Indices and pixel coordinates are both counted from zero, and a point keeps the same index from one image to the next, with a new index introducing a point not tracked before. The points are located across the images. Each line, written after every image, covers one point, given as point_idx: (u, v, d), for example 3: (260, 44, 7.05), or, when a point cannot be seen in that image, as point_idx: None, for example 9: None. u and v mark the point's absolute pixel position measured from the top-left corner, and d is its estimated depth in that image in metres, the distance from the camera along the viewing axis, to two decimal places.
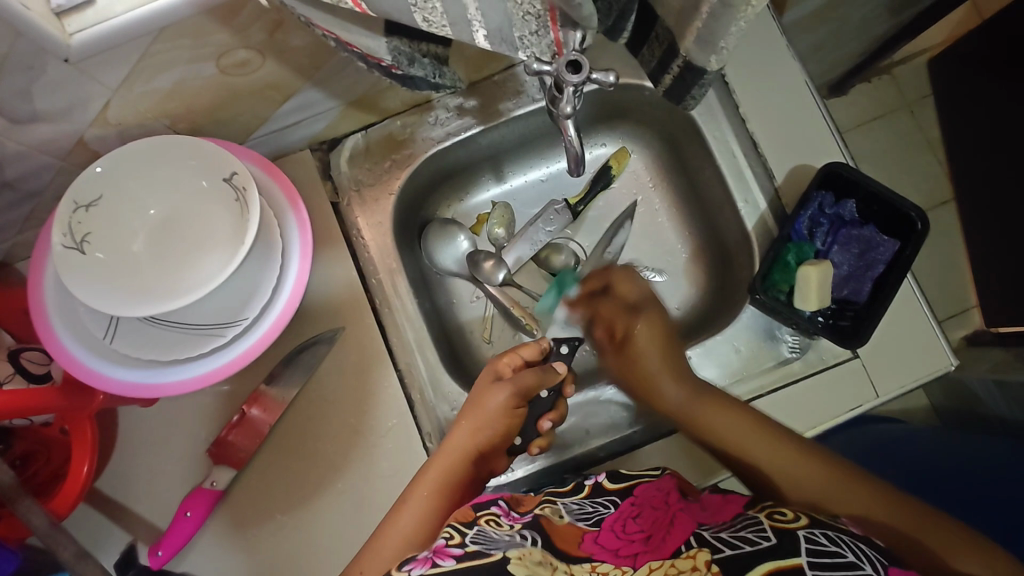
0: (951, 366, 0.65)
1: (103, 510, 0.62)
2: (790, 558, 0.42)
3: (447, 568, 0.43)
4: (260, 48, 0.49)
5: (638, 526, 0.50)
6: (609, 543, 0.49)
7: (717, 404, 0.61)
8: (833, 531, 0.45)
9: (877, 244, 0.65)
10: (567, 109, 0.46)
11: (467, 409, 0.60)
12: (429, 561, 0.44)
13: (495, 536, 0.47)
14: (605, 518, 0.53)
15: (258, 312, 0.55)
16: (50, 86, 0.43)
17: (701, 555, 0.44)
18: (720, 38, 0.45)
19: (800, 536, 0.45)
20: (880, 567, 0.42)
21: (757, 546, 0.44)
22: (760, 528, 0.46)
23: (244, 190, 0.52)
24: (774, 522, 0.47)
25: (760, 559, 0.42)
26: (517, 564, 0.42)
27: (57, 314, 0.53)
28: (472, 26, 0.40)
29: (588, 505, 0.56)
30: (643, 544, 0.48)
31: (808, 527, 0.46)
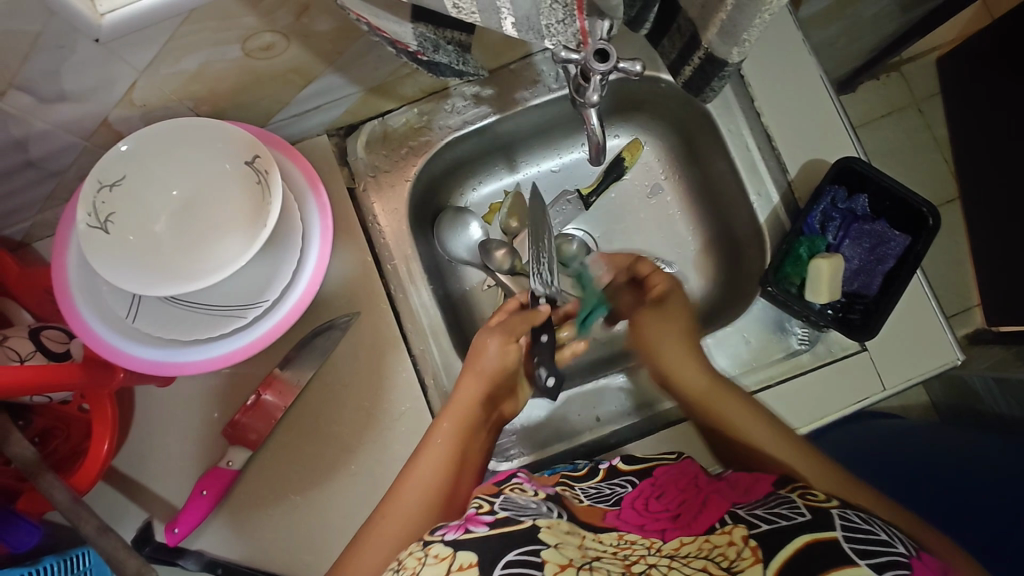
0: (958, 361, 0.66)
1: (119, 488, 0.63)
2: (826, 532, 0.43)
3: (477, 535, 0.45)
4: (285, 32, 0.49)
5: (663, 505, 0.52)
6: (633, 518, 0.50)
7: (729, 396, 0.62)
8: (866, 514, 0.46)
9: (889, 239, 0.65)
10: (592, 98, 0.47)
11: (470, 371, 0.63)
12: (461, 527, 0.47)
13: (522, 503, 0.50)
14: (624, 497, 0.54)
15: (279, 294, 0.55)
16: (79, 66, 0.44)
17: (738, 531, 0.44)
18: (744, 29, 0.45)
19: (833, 514, 0.45)
20: (911, 548, 0.43)
21: (793, 521, 0.44)
22: (795, 505, 0.46)
23: (265, 172, 0.53)
24: (807, 500, 0.47)
25: (796, 534, 0.43)
26: (548, 533, 0.45)
27: (80, 292, 0.54)
28: (501, 14, 0.40)
29: (605, 487, 0.57)
30: (670, 522, 0.49)
31: (841, 508, 0.46)
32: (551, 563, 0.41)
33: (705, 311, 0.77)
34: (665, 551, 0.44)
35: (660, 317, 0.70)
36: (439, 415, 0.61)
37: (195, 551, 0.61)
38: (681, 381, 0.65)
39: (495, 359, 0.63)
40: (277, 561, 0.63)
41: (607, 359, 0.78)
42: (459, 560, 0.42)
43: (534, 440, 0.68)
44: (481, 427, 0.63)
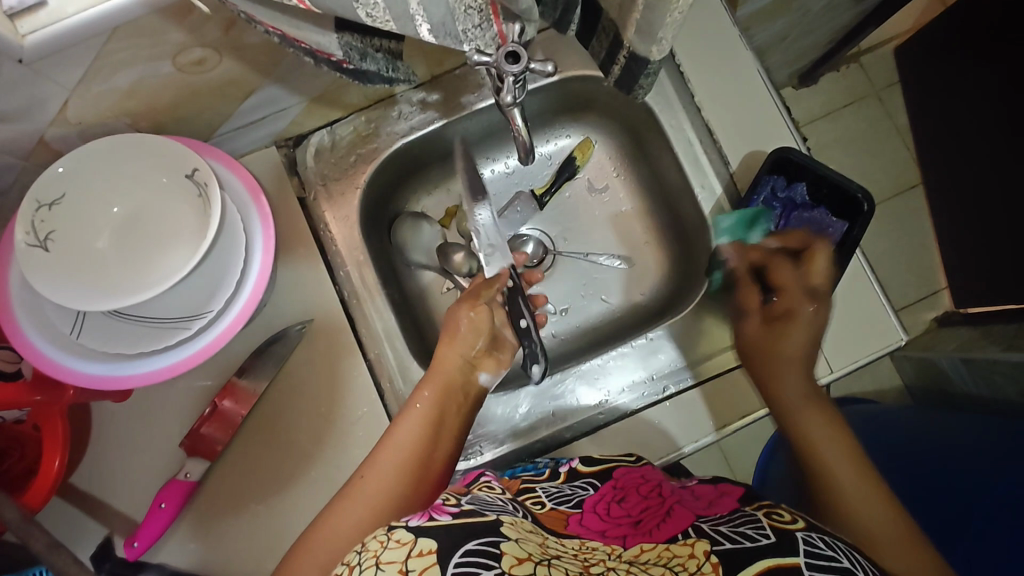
0: (901, 342, 0.68)
1: (78, 505, 0.63)
2: (789, 557, 0.43)
3: (442, 523, 0.44)
4: (216, 47, 0.50)
5: (625, 513, 0.54)
6: (595, 525, 0.53)
7: (814, 413, 0.61)
8: (828, 537, 0.46)
9: (827, 226, 0.68)
10: (509, 99, 0.49)
11: (433, 371, 0.64)
12: (425, 515, 0.46)
13: (489, 501, 0.50)
14: (585, 500, 0.56)
15: (224, 304, 0.55)
16: (5, 87, 0.44)
17: (700, 545, 0.46)
18: (658, 28, 0.47)
19: (797, 536, 0.46)
20: (870, 575, 0.43)
21: (758, 542, 0.45)
22: (759, 526, 0.47)
23: (205, 185, 0.54)
24: (773, 521, 0.48)
25: (754, 559, 0.43)
26: (510, 528, 0.46)
27: (22, 309, 0.53)
28: (415, 22, 0.41)
29: (567, 488, 0.59)
30: (631, 528, 0.52)
31: (807, 531, 0.47)
32: (509, 557, 0.41)
33: (659, 303, 0.78)
34: (624, 556, 0.46)
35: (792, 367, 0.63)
36: (423, 386, 0.62)
37: (156, 565, 0.62)
38: (781, 393, 0.63)
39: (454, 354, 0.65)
40: (239, 571, 0.63)
41: (565, 354, 0.79)
42: (420, 547, 0.41)
43: (492, 439, 0.69)
44: (462, 404, 0.63)
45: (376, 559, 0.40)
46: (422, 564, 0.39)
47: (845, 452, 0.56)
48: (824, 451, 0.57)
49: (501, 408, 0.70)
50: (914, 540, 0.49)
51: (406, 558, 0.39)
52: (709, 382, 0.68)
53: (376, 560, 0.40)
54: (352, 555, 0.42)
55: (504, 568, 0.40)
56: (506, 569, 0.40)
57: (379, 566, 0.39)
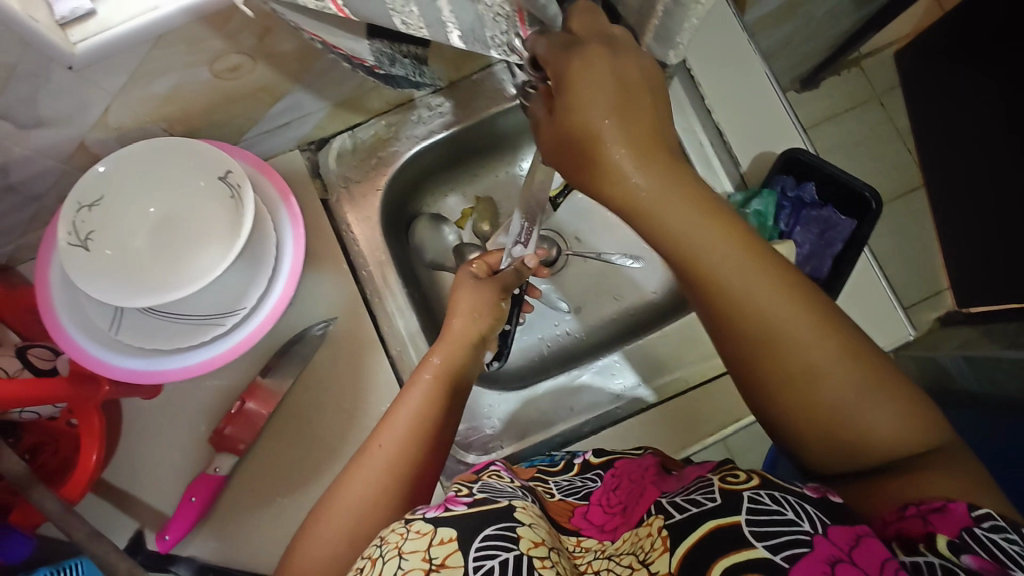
0: (910, 337, 0.69)
1: (110, 499, 0.65)
2: (730, 516, 0.40)
3: (459, 513, 0.45)
4: (251, 53, 0.52)
5: (616, 500, 0.53)
6: (597, 518, 0.51)
7: (722, 233, 0.43)
8: (778, 490, 0.41)
9: (835, 223, 0.70)
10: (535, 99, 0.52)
11: (441, 340, 0.62)
12: (441, 507, 0.46)
13: (498, 488, 0.50)
14: (593, 492, 0.56)
15: (256, 301, 0.57)
16: (54, 93, 0.46)
17: (657, 521, 0.43)
18: (675, 34, 0.49)
19: (745, 496, 0.41)
20: (822, 526, 0.38)
21: (701, 507, 0.41)
22: (709, 488, 0.43)
23: (238, 187, 0.56)
24: (724, 483, 0.43)
25: (699, 521, 0.40)
26: (523, 513, 0.45)
27: (64, 308, 0.55)
28: (447, 28, 0.44)
29: (578, 480, 0.59)
30: (620, 517, 0.50)
31: (757, 487, 0.42)
32: (525, 540, 0.42)
33: (671, 302, 0.81)
34: (608, 552, 0.46)
35: (720, 240, 0.42)
36: (434, 352, 0.61)
37: (186, 559, 0.63)
38: (717, 246, 0.42)
39: (466, 326, 0.63)
40: (267, 563, 0.65)
41: (580, 351, 0.81)
42: (440, 536, 0.43)
43: (514, 435, 0.71)
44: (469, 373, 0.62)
45: (398, 550, 0.42)
46: (444, 551, 0.41)
47: (786, 318, 0.41)
48: (730, 283, 0.42)
49: (490, 400, 0.72)
50: (880, 374, 0.41)
51: (428, 547, 0.42)
52: (719, 378, 0.71)
53: (399, 551, 0.42)
54: (373, 548, 0.44)
55: (524, 550, 0.41)
56: (525, 551, 0.41)
57: (402, 557, 0.41)
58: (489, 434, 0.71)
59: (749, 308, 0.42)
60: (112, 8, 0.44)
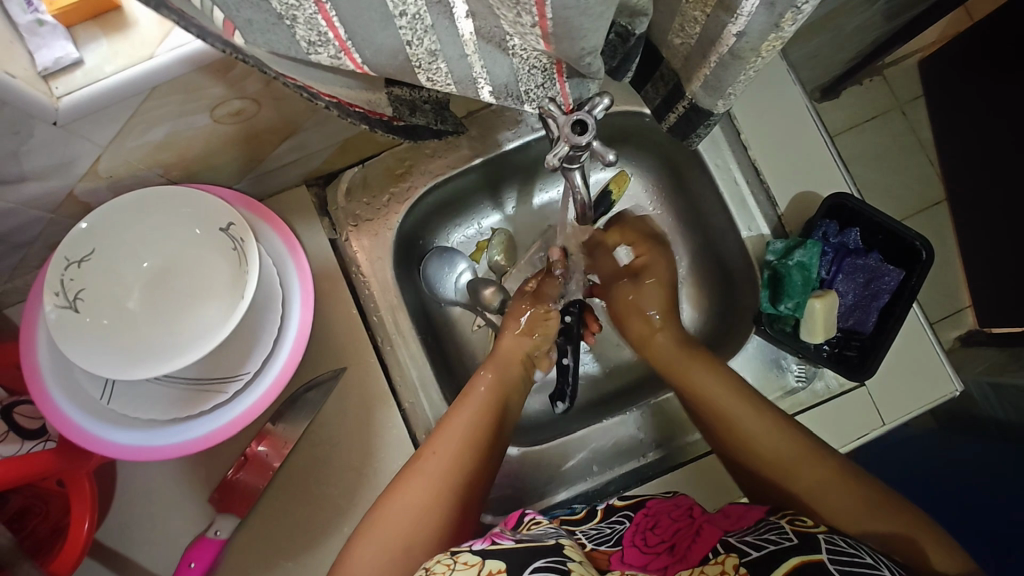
0: (957, 391, 0.65)
1: (105, 562, 0.61)
2: (813, 554, 0.41)
3: (508, 545, 0.44)
4: (255, 97, 0.48)
5: (659, 539, 0.50)
6: (637, 559, 0.48)
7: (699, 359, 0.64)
8: (853, 539, 0.43)
9: (883, 273, 0.65)
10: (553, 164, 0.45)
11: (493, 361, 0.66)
12: (487, 540, 0.45)
13: (540, 531, 0.49)
14: (624, 535, 0.52)
15: (260, 365, 0.54)
16: (38, 148, 0.42)
17: (730, 559, 0.42)
18: (728, 84, 0.43)
19: (820, 539, 0.43)
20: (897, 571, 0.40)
21: (781, 545, 0.42)
22: (783, 530, 0.44)
23: (241, 241, 0.51)
24: (795, 526, 0.45)
25: (786, 555, 0.41)
26: (572, 551, 0.44)
27: (51, 373, 0.51)
28: (477, 84, 0.39)
29: (605, 527, 0.55)
30: (669, 556, 0.47)
31: (829, 532, 0.44)
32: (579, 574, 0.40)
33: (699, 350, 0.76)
34: None
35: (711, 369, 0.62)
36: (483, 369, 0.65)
37: None
38: (702, 391, 0.61)
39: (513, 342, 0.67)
40: None
41: (598, 398, 0.77)
42: (488, 567, 0.40)
43: (534, 492, 0.67)
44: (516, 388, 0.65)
45: None
46: None
47: (783, 450, 0.55)
48: (697, 382, 0.62)
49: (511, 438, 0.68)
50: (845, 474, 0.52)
51: None
52: None
53: None
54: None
55: None
56: None
57: None
58: (507, 493, 0.67)
59: (727, 417, 0.59)
60: (100, 55, 0.39)
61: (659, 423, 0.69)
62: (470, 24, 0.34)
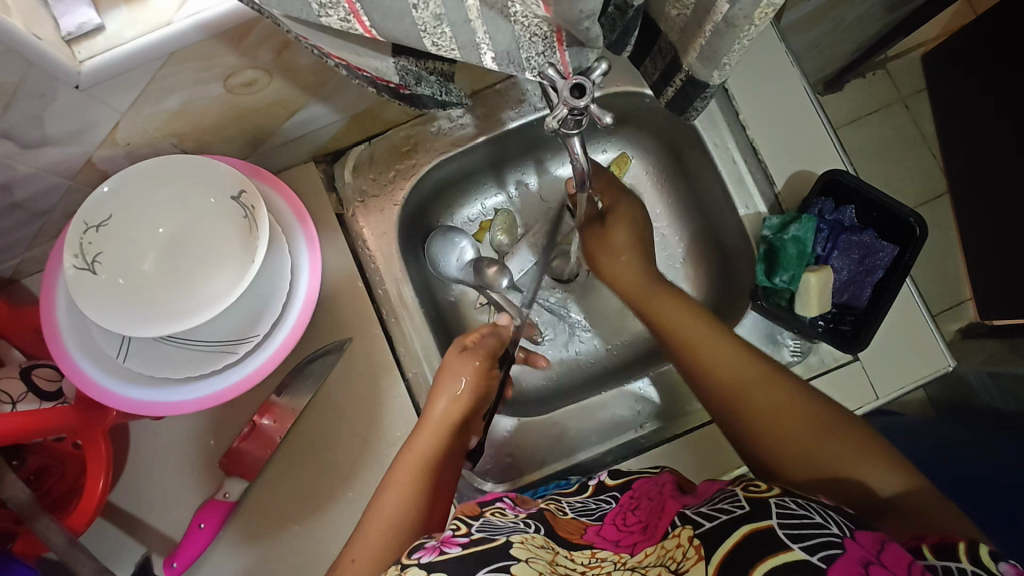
0: (949, 367, 0.67)
1: (117, 524, 0.63)
2: (763, 520, 0.40)
3: (453, 555, 0.43)
4: (267, 68, 0.49)
5: (636, 518, 0.51)
6: (612, 535, 0.50)
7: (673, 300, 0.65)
8: (804, 500, 0.42)
9: (877, 250, 0.66)
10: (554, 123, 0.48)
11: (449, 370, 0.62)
12: (434, 548, 0.44)
13: (500, 524, 0.49)
14: (607, 513, 0.54)
15: (269, 328, 0.56)
16: (61, 111, 0.44)
17: (685, 531, 0.43)
18: (723, 54, 0.45)
19: (771, 503, 0.42)
20: (848, 529, 0.40)
21: (732, 514, 0.42)
22: (735, 498, 0.44)
23: (252, 207, 0.53)
24: (749, 491, 0.45)
25: (736, 525, 0.41)
26: (519, 548, 0.44)
27: (70, 332, 0.53)
28: (480, 50, 0.40)
29: (591, 502, 0.57)
30: (641, 534, 0.48)
31: (781, 495, 0.43)
32: None
33: None
34: (630, 564, 0.44)
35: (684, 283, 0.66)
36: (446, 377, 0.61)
37: None
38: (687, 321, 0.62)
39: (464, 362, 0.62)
40: None
41: (599, 374, 0.79)
42: None
43: (533, 462, 0.69)
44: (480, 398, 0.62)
45: None
46: None
47: (750, 387, 0.54)
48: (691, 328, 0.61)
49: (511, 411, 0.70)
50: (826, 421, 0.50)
51: None
52: None
53: None
54: None
55: None
56: None
57: None
58: (507, 462, 0.69)
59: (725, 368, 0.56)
60: (122, 21, 0.41)
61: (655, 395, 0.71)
62: None
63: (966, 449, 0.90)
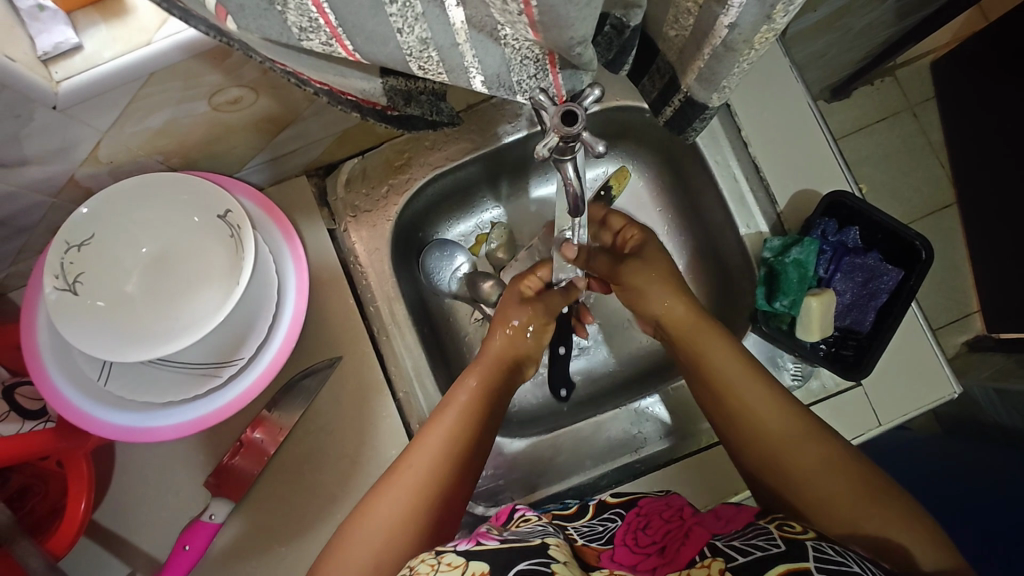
0: (955, 394, 0.65)
1: (102, 543, 0.62)
2: (800, 562, 0.39)
3: (492, 546, 0.43)
4: (253, 86, 0.48)
5: (649, 538, 0.49)
6: (626, 559, 0.47)
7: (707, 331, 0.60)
8: (840, 547, 0.42)
9: (881, 273, 0.64)
10: (541, 152, 0.46)
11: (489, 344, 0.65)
12: (472, 540, 0.45)
13: (528, 527, 0.48)
14: (616, 534, 0.51)
15: (255, 350, 0.55)
16: (39, 131, 0.42)
17: (715, 563, 0.41)
18: (722, 77, 0.43)
19: (807, 546, 0.42)
20: None
21: (767, 551, 0.41)
22: (771, 537, 0.43)
23: (237, 227, 0.52)
24: (783, 533, 0.44)
25: (770, 561, 0.40)
26: (557, 550, 0.43)
27: (50, 354, 0.52)
28: (469, 73, 0.38)
29: (596, 523, 0.54)
30: (659, 557, 0.46)
31: (817, 539, 0.43)
32: None
33: None
34: None
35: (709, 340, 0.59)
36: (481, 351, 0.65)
37: None
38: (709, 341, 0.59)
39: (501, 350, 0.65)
40: None
41: (593, 394, 0.77)
42: (471, 569, 0.40)
43: (528, 485, 0.68)
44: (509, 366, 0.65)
45: None
46: None
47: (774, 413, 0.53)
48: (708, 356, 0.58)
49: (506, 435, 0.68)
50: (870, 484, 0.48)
51: None
52: None
53: None
54: None
55: None
56: None
57: None
58: (499, 484, 0.67)
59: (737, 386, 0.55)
60: (100, 41, 0.39)
61: (655, 416, 0.70)
62: (460, 12, 0.34)
63: (972, 469, 0.88)
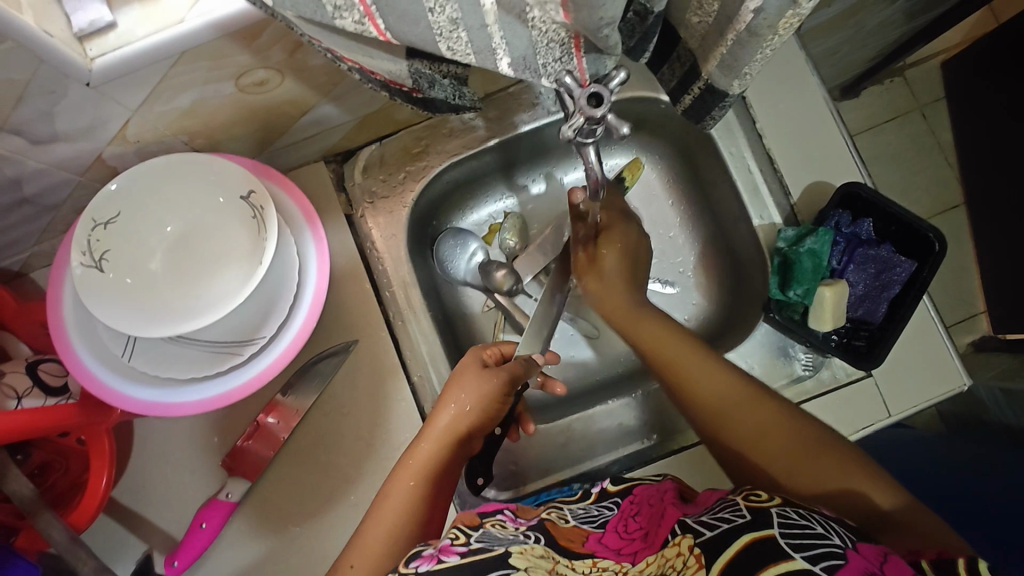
0: (964, 386, 0.65)
1: (119, 520, 0.63)
2: (764, 529, 0.40)
3: (452, 564, 0.42)
4: (279, 68, 0.49)
5: (637, 525, 0.49)
6: (613, 543, 0.48)
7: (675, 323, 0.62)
8: (805, 510, 0.43)
9: (894, 265, 0.65)
10: (568, 132, 0.47)
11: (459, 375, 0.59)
12: (434, 558, 0.43)
13: (500, 535, 0.47)
14: (610, 520, 0.52)
15: (276, 330, 0.55)
16: (71, 108, 0.43)
17: (686, 540, 0.42)
18: (744, 63, 0.44)
19: (773, 513, 0.42)
20: (850, 541, 0.40)
21: (733, 523, 0.42)
22: (737, 508, 0.44)
23: (260, 208, 0.53)
24: (750, 501, 0.45)
25: (737, 535, 0.40)
26: (519, 557, 0.42)
27: (76, 330, 0.53)
28: (496, 56, 0.39)
29: (594, 509, 0.55)
30: (643, 541, 0.47)
31: (782, 505, 0.43)
32: None
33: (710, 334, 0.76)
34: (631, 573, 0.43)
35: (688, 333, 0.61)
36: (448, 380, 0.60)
37: None
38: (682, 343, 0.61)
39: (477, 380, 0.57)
40: None
41: (602, 383, 0.78)
42: None
43: (539, 470, 0.68)
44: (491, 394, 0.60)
45: None
46: None
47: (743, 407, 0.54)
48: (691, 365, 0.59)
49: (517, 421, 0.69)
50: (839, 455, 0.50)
51: None
52: None
53: None
54: None
55: None
56: None
57: None
58: (510, 469, 0.68)
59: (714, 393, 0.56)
60: (133, 19, 0.40)
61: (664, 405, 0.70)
62: None
63: (977, 466, 0.88)
